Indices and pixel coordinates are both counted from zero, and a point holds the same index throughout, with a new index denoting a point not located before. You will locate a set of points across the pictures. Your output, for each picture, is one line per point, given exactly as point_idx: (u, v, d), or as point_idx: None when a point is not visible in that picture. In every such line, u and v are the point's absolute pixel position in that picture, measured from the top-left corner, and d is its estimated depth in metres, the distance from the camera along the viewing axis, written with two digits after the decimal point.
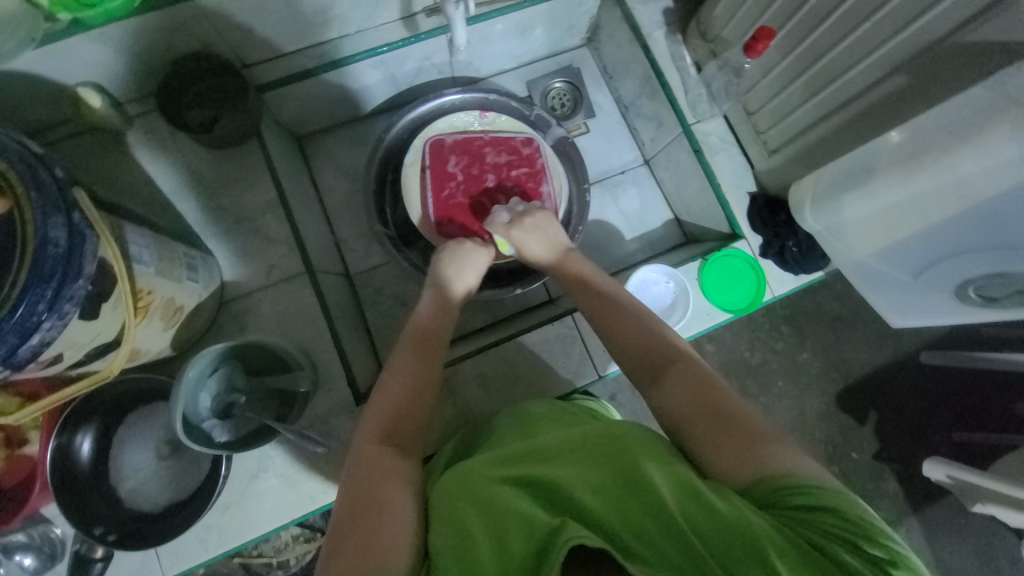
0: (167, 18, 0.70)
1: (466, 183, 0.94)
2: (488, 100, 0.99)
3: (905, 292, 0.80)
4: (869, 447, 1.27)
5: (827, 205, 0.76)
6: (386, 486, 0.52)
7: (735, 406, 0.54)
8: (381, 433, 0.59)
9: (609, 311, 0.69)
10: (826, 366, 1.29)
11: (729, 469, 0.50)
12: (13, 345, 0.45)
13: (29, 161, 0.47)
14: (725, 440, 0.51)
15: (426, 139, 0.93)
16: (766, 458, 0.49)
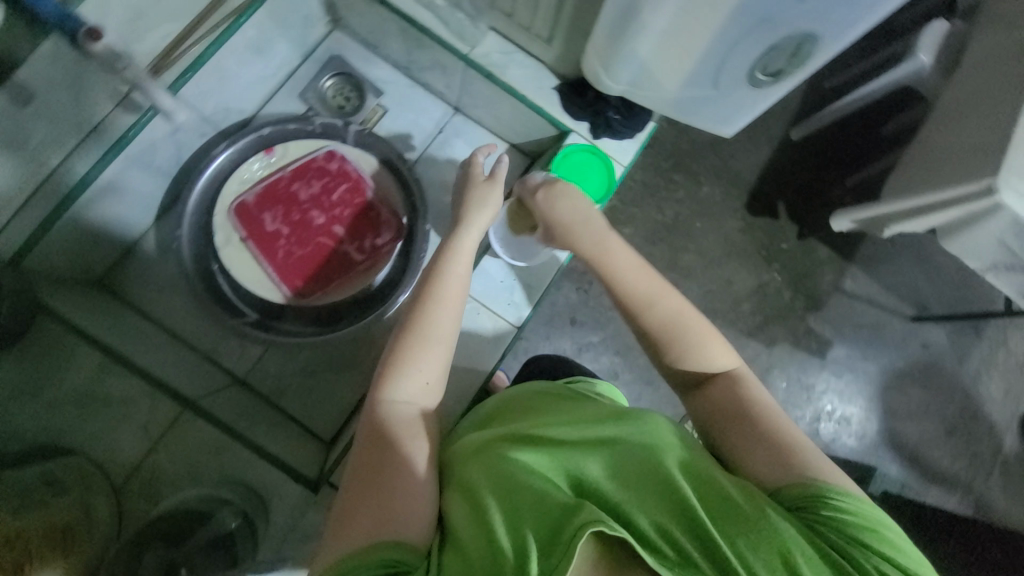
0: None
1: (294, 232, 0.91)
2: (264, 135, 0.91)
3: (719, 104, 0.82)
4: (792, 233, 1.34)
5: (613, 62, 0.77)
6: (401, 469, 0.55)
7: (778, 426, 0.58)
8: (385, 409, 0.60)
9: (651, 312, 0.66)
10: (726, 187, 1.34)
11: (766, 474, 0.55)
12: None
13: None
14: (766, 451, 0.56)
15: (227, 211, 0.89)
16: (807, 469, 0.54)
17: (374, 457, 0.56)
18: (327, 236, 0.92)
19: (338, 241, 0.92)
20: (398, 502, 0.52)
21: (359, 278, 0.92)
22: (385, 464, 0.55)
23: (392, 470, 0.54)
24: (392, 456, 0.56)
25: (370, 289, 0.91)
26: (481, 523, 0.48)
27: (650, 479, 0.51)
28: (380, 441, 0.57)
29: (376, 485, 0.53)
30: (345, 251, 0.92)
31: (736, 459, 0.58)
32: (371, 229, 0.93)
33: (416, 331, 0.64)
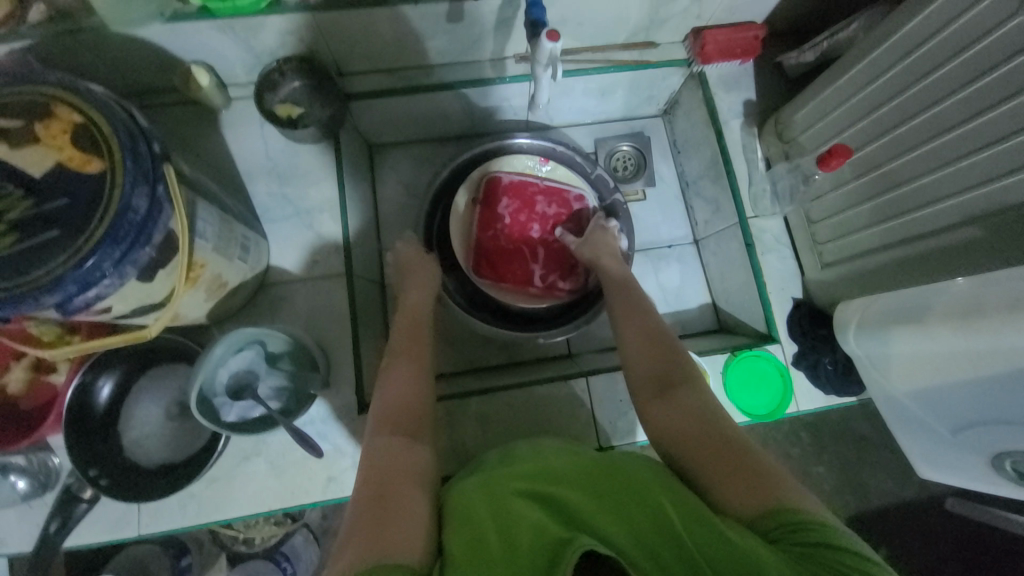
0: (286, 22, 0.76)
1: (511, 228, 0.93)
2: (555, 150, 0.98)
3: (939, 447, 0.75)
4: None
5: (872, 334, 0.72)
6: (404, 476, 0.54)
7: (737, 436, 0.56)
8: (386, 420, 0.61)
9: (648, 354, 0.68)
10: (837, 482, 1.26)
11: (742, 506, 0.51)
12: (71, 294, 0.49)
13: (133, 133, 0.52)
14: (741, 480, 0.52)
15: (482, 173, 0.94)
16: (777, 494, 0.50)
17: (378, 456, 0.56)
18: (529, 253, 0.93)
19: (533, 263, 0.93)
20: (405, 506, 0.50)
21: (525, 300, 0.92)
22: (385, 465, 0.55)
23: (397, 473, 0.54)
24: (399, 459, 0.55)
25: (522, 314, 0.93)
26: (472, 538, 0.45)
27: (633, 507, 0.47)
28: (384, 445, 0.57)
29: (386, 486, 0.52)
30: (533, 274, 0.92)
31: (714, 497, 0.53)
32: (565, 276, 0.93)
33: (402, 342, 0.73)
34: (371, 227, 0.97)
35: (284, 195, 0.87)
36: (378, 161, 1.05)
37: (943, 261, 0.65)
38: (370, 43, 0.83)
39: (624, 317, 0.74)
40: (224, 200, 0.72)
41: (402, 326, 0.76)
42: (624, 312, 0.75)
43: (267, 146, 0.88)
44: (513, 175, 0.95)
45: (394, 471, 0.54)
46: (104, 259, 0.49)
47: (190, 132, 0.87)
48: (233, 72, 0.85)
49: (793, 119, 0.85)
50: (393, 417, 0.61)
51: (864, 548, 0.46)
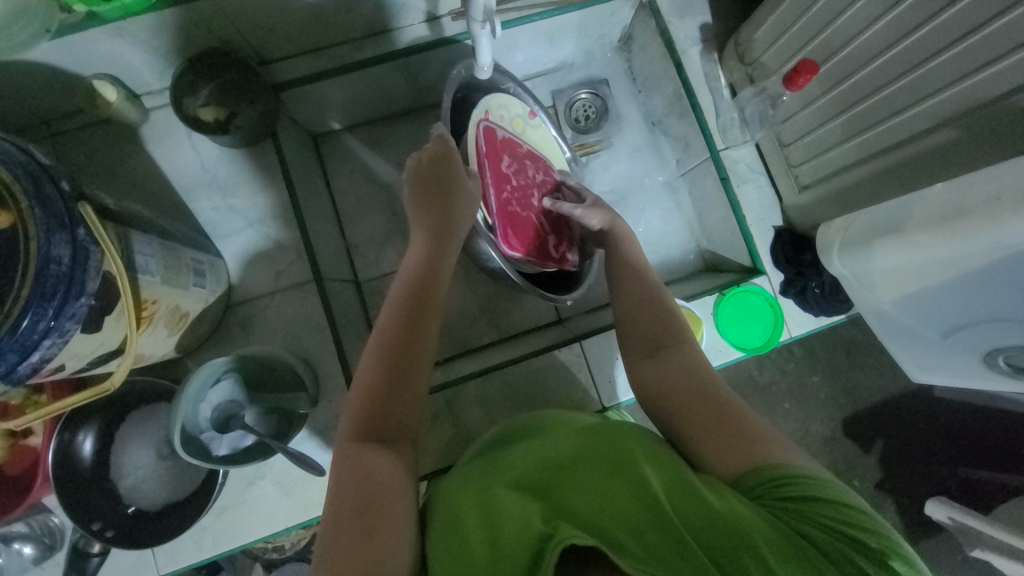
0: (186, 15, 0.68)
1: (517, 192, 0.82)
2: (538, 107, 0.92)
3: (931, 352, 0.77)
4: (871, 475, 1.29)
5: (856, 251, 0.70)
6: (389, 480, 0.52)
7: (726, 398, 0.57)
8: (366, 421, 0.56)
9: (642, 317, 0.66)
10: (834, 392, 1.31)
11: (725, 466, 0.52)
12: (14, 362, 0.45)
13: (35, 174, 0.46)
14: (726, 439, 0.53)
15: (478, 123, 0.80)
16: (760, 451, 0.52)
17: (356, 464, 0.52)
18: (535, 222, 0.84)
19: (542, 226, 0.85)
20: (388, 518, 0.49)
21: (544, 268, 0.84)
22: (366, 472, 0.52)
23: (377, 483, 0.51)
24: (378, 466, 0.52)
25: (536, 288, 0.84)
26: (457, 543, 0.47)
27: (619, 482, 0.47)
28: (362, 449, 0.53)
29: (366, 497, 0.50)
30: (547, 238, 0.84)
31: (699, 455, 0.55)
32: (568, 239, 0.88)
33: (405, 317, 0.62)
34: (333, 224, 0.92)
35: (231, 207, 0.81)
36: (326, 151, 0.98)
37: (923, 167, 0.63)
38: (287, 22, 0.75)
39: (626, 276, 0.71)
40: (165, 227, 0.67)
41: (399, 293, 0.64)
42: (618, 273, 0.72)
43: (200, 157, 0.81)
44: (505, 132, 0.84)
45: (377, 480, 0.51)
46: (40, 321, 0.44)
47: (112, 155, 0.79)
48: (143, 80, 0.77)
49: (753, 38, 0.80)
50: (378, 417, 0.56)
51: (841, 492, 0.48)
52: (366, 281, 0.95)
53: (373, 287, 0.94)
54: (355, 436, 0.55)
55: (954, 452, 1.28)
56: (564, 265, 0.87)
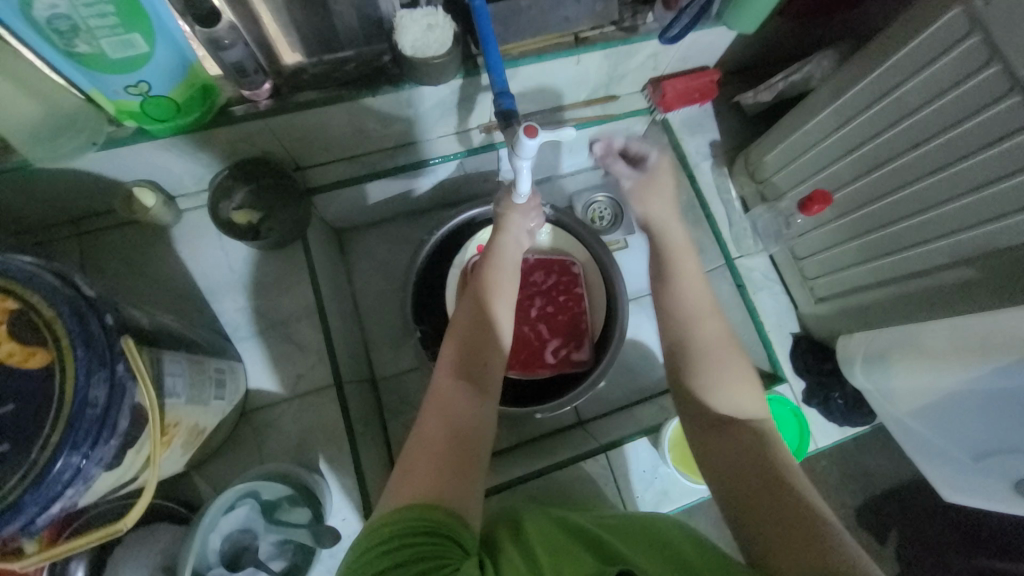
0: (234, 131, 0.71)
1: (510, 309, 0.90)
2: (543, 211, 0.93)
3: (962, 472, 0.76)
4: (886, 567, 1.25)
5: (877, 367, 0.75)
6: (473, 427, 0.56)
7: (788, 483, 0.53)
8: (457, 360, 0.60)
9: (713, 358, 0.63)
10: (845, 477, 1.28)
11: (786, 572, 0.46)
12: (32, 516, 0.41)
13: (80, 310, 0.45)
14: (791, 538, 0.48)
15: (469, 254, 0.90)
16: (828, 561, 0.45)
17: (443, 402, 0.56)
18: (533, 333, 0.88)
19: (540, 337, 0.88)
20: (468, 473, 0.52)
21: (540, 377, 0.87)
22: (455, 416, 0.55)
23: (461, 429, 0.55)
24: (461, 412, 0.56)
25: (536, 397, 0.87)
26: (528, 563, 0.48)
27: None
28: (450, 387, 0.58)
29: (452, 442, 0.53)
30: (546, 345, 0.88)
31: (765, 558, 0.50)
32: (578, 338, 0.88)
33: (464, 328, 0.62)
34: (353, 320, 0.92)
35: (255, 308, 0.81)
36: (348, 245, 1.00)
37: (941, 300, 0.65)
38: (329, 136, 0.79)
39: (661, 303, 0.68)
40: (192, 337, 0.65)
41: (492, 259, 0.69)
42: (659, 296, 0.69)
43: (228, 258, 0.82)
44: None
45: (457, 426, 0.55)
46: (68, 468, 0.42)
47: (141, 256, 0.80)
48: (180, 185, 0.79)
49: (764, 160, 0.85)
50: (467, 360, 0.60)
51: None
52: (381, 378, 0.93)
53: (389, 384, 0.92)
54: (446, 372, 0.59)
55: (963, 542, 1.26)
56: (573, 366, 0.87)
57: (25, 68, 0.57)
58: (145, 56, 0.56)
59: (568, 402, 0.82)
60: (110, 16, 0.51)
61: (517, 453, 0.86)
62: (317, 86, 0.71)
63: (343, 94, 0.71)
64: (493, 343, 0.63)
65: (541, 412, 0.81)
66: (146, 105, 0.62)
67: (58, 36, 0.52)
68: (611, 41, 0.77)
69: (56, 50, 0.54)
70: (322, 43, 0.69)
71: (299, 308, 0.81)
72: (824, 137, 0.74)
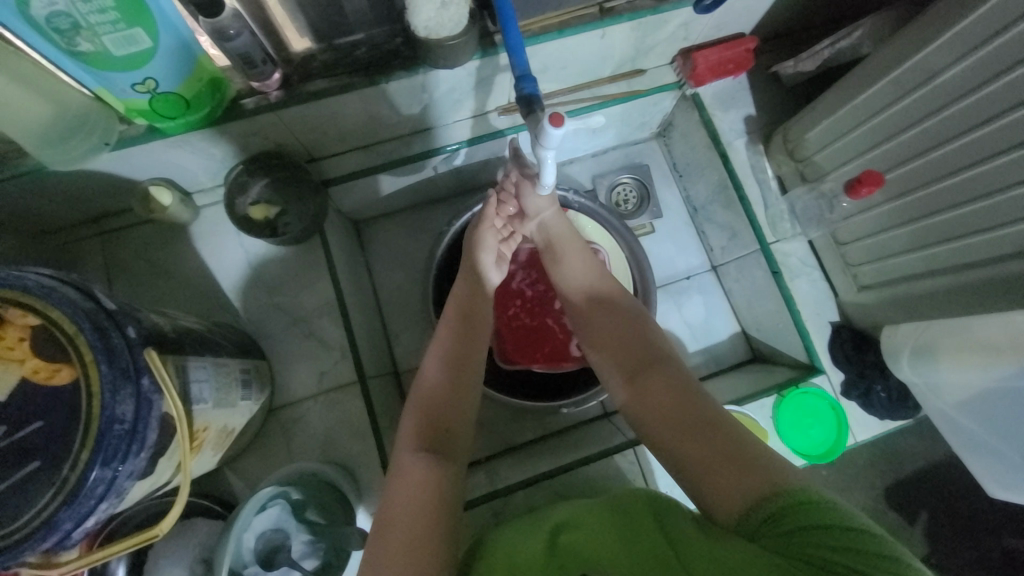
0: (245, 125, 0.69)
1: (534, 302, 0.87)
2: (567, 198, 0.90)
3: (1010, 474, 0.71)
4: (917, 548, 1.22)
5: (924, 360, 0.70)
6: (430, 494, 0.57)
7: (732, 431, 0.55)
8: (418, 428, 0.64)
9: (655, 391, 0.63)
10: (874, 459, 1.25)
11: (727, 505, 0.51)
12: (67, 531, 0.42)
13: (101, 325, 0.44)
14: (727, 468, 0.52)
15: None
16: (760, 479, 0.50)
17: (409, 469, 0.59)
18: (557, 325, 0.86)
19: (564, 329, 0.86)
20: (428, 544, 0.53)
21: (565, 370, 0.85)
22: (418, 478, 0.58)
23: (427, 492, 0.58)
24: (424, 477, 0.59)
25: (562, 390, 0.85)
26: None
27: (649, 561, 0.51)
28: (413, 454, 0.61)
29: (419, 501, 0.56)
30: (570, 338, 0.85)
31: (706, 500, 0.53)
32: None
33: (432, 385, 0.67)
34: (373, 312, 0.91)
35: (276, 304, 0.80)
36: (365, 236, 0.99)
37: (1003, 292, 0.60)
38: (342, 126, 0.76)
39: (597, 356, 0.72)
40: (216, 339, 0.65)
41: (453, 313, 0.73)
42: (596, 337, 0.72)
43: (248, 254, 0.81)
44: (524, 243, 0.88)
45: (422, 489, 0.58)
46: (101, 482, 0.42)
47: (163, 254, 0.80)
48: (197, 181, 0.77)
49: (805, 138, 0.79)
50: (428, 426, 0.64)
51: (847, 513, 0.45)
52: (403, 370, 0.92)
53: (412, 377, 0.92)
54: (408, 444, 0.62)
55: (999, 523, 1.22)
56: None
57: (34, 68, 0.56)
58: (149, 51, 0.54)
59: (595, 396, 0.80)
60: (110, 11, 0.48)
61: (544, 446, 0.86)
62: (328, 74, 0.68)
63: (355, 82, 0.68)
64: (457, 405, 0.67)
65: (568, 408, 0.80)
66: (155, 103, 0.60)
67: (59, 35, 0.50)
68: (639, 10, 0.71)
69: (59, 49, 0.52)
70: (330, 27, 0.64)
71: (319, 303, 0.80)
72: (879, 110, 0.67)
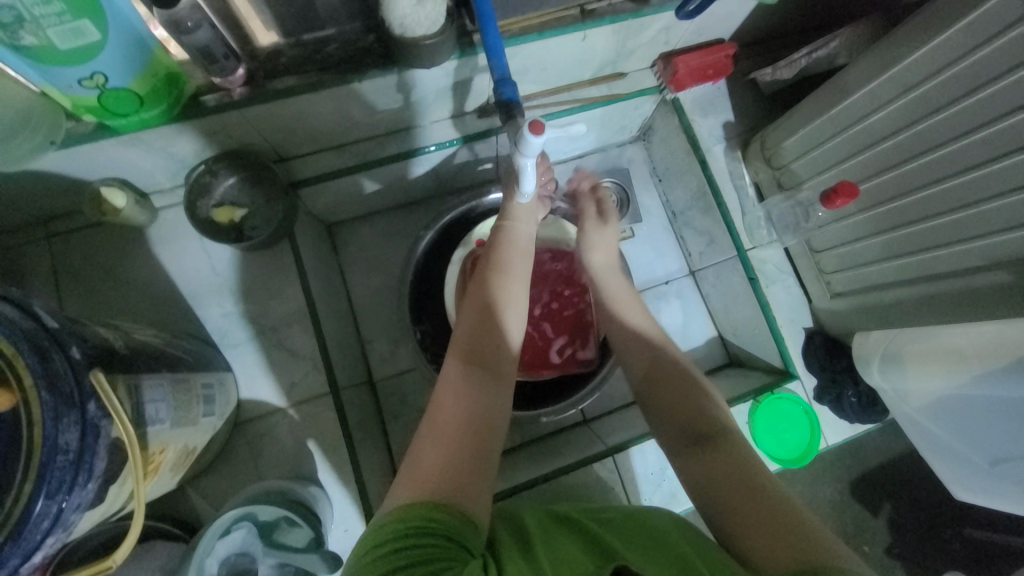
0: (207, 124, 0.64)
1: None
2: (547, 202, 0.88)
3: (975, 477, 0.73)
4: (881, 540, 1.27)
5: (894, 368, 0.73)
6: (479, 416, 0.55)
7: (782, 504, 0.48)
8: (467, 350, 0.61)
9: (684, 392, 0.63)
10: (841, 454, 1.29)
11: (770, 566, 0.43)
12: (14, 568, 0.38)
13: (42, 346, 0.40)
14: (775, 539, 0.45)
15: (468, 249, 0.85)
16: (815, 555, 0.42)
17: (455, 392, 0.57)
18: (537, 332, 0.84)
19: (544, 335, 0.85)
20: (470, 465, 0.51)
21: (544, 378, 0.84)
22: (467, 404, 0.55)
23: (470, 419, 0.55)
24: (473, 408, 0.56)
25: (543, 397, 0.85)
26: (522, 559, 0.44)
27: (663, 557, 0.45)
28: (462, 378, 0.58)
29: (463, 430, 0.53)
30: (550, 345, 0.84)
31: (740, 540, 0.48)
32: (584, 335, 0.84)
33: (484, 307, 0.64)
34: (346, 319, 0.88)
35: (243, 312, 0.76)
36: (338, 239, 0.95)
37: (969, 304, 0.62)
38: (314, 125, 0.72)
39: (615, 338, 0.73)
40: (175, 353, 0.61)
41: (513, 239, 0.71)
42: (622, 346, 0.71)
43: (212, 259, 0.77)
44: None
45: (471, 417, 0.55)
46: (46, 516, 0.39)
47: (117, 260, 0.75)
48: (154, 181, 0.72)
49: (782, 146, 0.80)
50: (478, 350, 0.61)
51: None
52: (379, 378, 0.90)
53: (388, 385, 0.89)
54: (456, 362, 0.60)
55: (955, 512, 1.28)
56: (580, 365, 0.83)
57: None
58: (98, 45, 0.49)
59: (575, 404, 0.80)
60: (55, 3, 0.44)
61: (521, 454, 0.85)
62: (297, 71, 0.64)
63: (325, 80, 0.64)
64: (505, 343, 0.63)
65: (549, 417, 0.79)
66: (105, 100, 0.55)
67: None
68: (621, 14, 0.70)
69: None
70: (299, 21, 0.61)
71: (289, 310, 0.77)
72: (854, 122, 0.68)
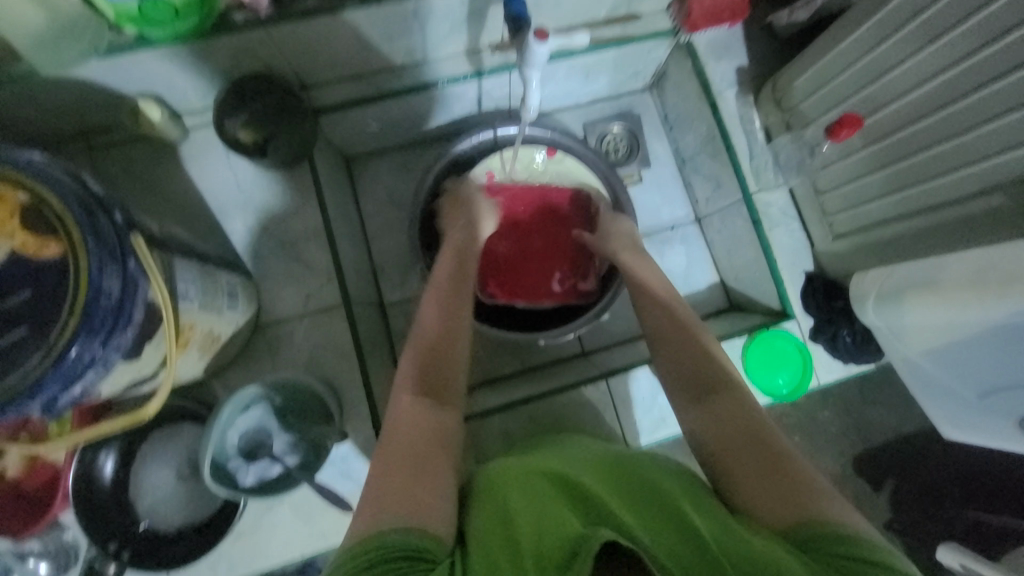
0: (236, 41, 0.69)
1: (518, 238, 0.89)
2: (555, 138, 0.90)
3: (963, 411, 0.76)
4: (881, 511, 1.27)
5: (890, 305, 0.71)
6: (441, 423, 0.56)
7: (791, 465, 0.51)
8: (418, 382, 0.59)
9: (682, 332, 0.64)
10: (845, 425, 1.28)
11: (769, 512, 0.48)
12: (56, 393, 0.44)
13: (89, 206, 0.46)
14: (778, 485, 0.50)
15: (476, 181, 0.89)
16: (805, 500, 0.48)
17: (409, 418, 0.55)
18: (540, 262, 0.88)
19: (546, 265, 0.88)
20: (428, 477, 0.50)
21: (545, 307, 0.88)
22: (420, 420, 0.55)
23: (433, 439, 0.55)
24: (426, 424, 0.55)
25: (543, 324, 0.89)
26: (505, 529, 0.44)
27: (664, 521, 0.44)
28: (412, 410, 0.56)
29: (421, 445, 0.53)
30: (551, 274, 0.88)
31: (728, 487, 0.53)
32: (584, 268, 0.88)
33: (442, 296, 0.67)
34: (360, 245, 0.93)
35: (265, 229, 0.82)
36: (356, 172, 1.00)
37: (970, 231, 0.62)
38: (334, 51, 0.76)
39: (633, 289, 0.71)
40: (204, 250, 0.67)
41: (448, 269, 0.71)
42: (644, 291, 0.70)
43: (237, 178, 0.82)
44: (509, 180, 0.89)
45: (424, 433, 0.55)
46: (87, 353, 0.44)
47: (152, 174, 0.82)
48: (186, 100, 0.78)
49: (792, 86, 0.80)
50: (427, 379, 0.60)
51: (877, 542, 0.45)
52: (388, 304, 0.95)
53: (397, 311, 0.95)
54: (407, 396, 0.58)
55: (959, 492, 1.27)
56: (578, 295, 0.87)
57: None
58: None
59: (572, 329, 0.84)
60: None
61: (520, 379, 0.90)
62: None
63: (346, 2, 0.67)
64: (460, 344, 0.64)
65: (547, 340, 0.83)
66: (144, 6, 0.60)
67: None
68: None
69: None
70: None
71: (307, 227, 0.83)
72: (862, 54, 0.69)
